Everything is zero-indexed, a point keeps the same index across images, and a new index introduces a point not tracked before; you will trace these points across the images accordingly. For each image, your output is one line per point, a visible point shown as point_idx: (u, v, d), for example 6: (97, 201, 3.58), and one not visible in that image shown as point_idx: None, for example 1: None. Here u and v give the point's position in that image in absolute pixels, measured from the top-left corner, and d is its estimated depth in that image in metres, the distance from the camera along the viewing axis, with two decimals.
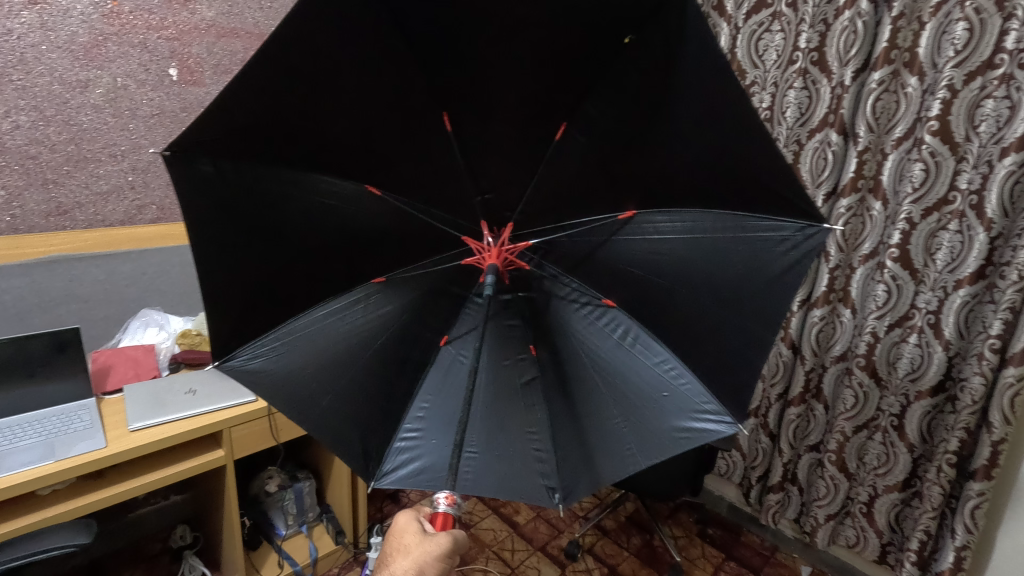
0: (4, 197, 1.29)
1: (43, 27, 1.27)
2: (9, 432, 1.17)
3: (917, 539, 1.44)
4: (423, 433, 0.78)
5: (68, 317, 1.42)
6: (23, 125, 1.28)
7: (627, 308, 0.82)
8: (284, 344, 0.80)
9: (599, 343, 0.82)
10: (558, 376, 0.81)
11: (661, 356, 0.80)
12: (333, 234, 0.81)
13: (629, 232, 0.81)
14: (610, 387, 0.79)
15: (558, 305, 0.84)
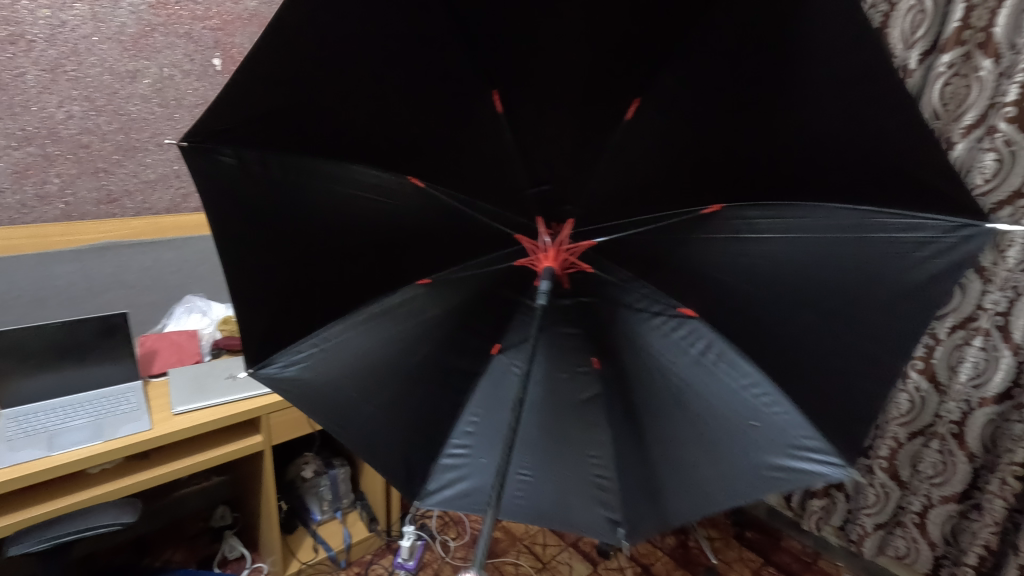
0: (58, 186, 1.34)
1: (94, 18, 1.28)
2: (63, 412, 1.22)
3: (975, 554, 1.35)
4: (470, 452, 0.79)
5: (117, 303, 1.44)
6: (76, 114, 1.31)
7: (707, 320, 0.78)
8: (324, 352, 0.78)
9: (676, 359, 0.78)
10: (631, 396, 0.79)
11: (752, 377, 0.75)
12: (371, 226, 0.79)
13: (715, 228, 0.75)
14: (693, 411, 0.76)
15: (626, 315, 0.82)
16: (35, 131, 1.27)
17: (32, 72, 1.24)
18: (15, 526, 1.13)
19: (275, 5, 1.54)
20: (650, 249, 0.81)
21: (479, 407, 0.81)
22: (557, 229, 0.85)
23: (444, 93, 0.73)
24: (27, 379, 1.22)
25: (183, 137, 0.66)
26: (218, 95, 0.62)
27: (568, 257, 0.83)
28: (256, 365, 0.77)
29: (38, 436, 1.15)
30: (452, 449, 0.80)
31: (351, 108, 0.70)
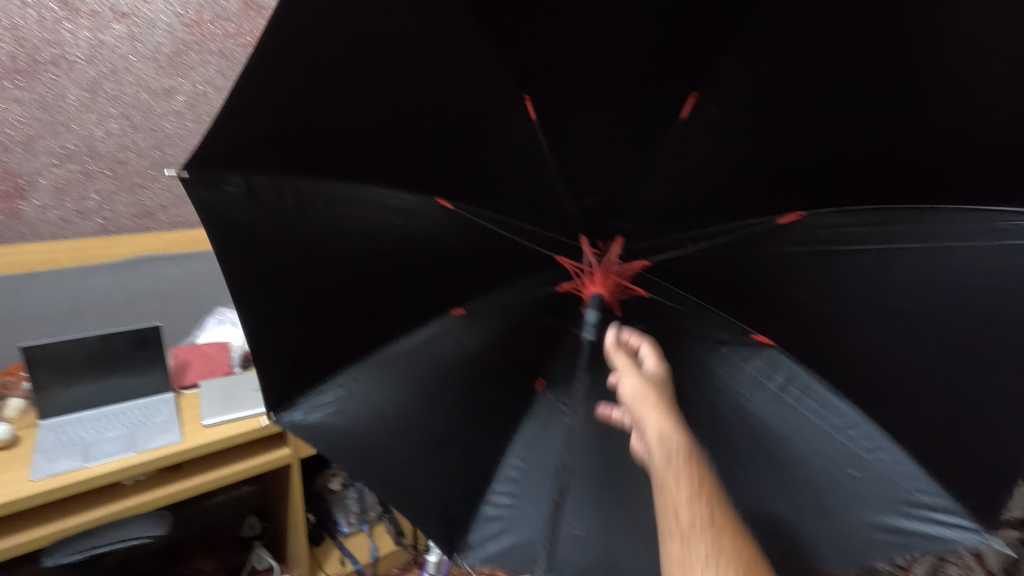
0: (98, 201, 1.37)
1: (131, 38, 1.31)
2: (97, 424, 1.23)
3: None
4: (518, 502, 0.80)
5: (151, 314, 1.45)
6: (114, 131, 1.34)
7: (787, 349, 0.76)
8: (350, 393, 0.77)
9: (758, 397, 0.77)
10: (717, 439, 0.76)
11: (849, 419, 0.74)
12: (391, 249, 0.77)
13: (795, 236, 0.72)
14: (788, 453, 0.75)
15: (692, 345, 0.79)
16: (75, 149, 1.30)
17: (73, 92, 1.27)
18: (50, 537, 1.14)
19: None
20: (703, 270, 0.77)
21: (523, 451, 0.82)
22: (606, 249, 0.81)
23: (478, 101, 0.70)
24: (64, 390, 1.24)
25: (184, 164, 0.64)
26: (215, 120, 0.59)
27: (620, 282, 0.80)
28: (277, 411, 0.76)
29: (74, 448, 1.16)
30: (496, 498, 0.81)
31: (381, 121, 0.68)
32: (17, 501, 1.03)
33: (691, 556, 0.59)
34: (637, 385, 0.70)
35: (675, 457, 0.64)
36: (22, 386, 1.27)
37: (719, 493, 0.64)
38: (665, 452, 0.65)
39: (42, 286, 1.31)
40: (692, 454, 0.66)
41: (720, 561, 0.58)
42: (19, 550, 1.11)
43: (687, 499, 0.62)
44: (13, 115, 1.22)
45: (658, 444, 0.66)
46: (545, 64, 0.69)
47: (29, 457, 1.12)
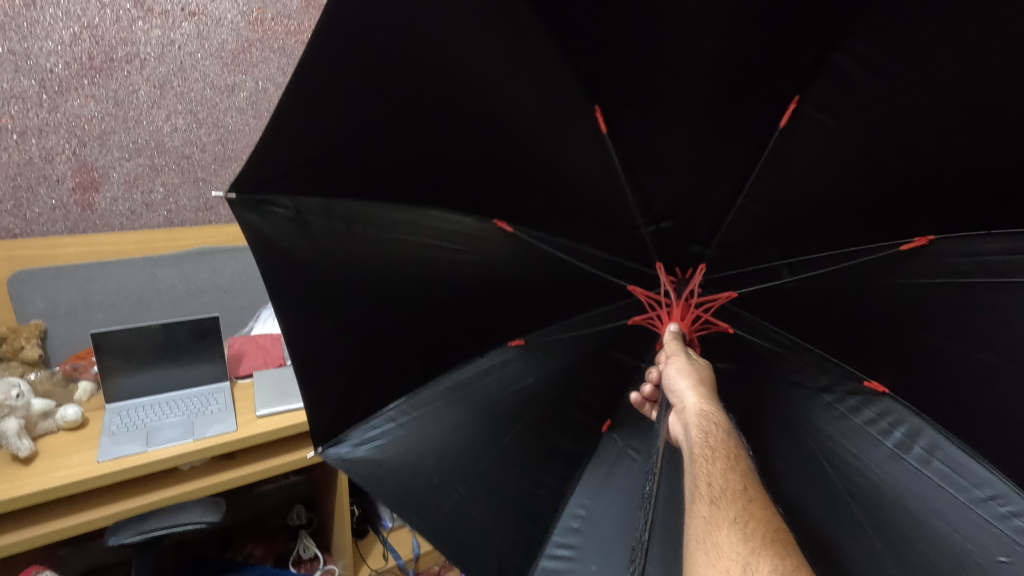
0: (163, 195, 1.40)
1: (199, 36, 1.33)
2: (157, 410, 1.27)
3: None
4: (580, 555, 0.77)
5: (211, 305, 1.52)
6: (180, 127, 1.37)
7: (905, 399, 0.68)
8: (401, 426, 0.77)
9: (868, 454, 0.69)
10: (825, 503, 0.69)
11: (993, 489, 0.64)
12: (442, 273, 0.74)
13: (917, 265, 0.64)
14: (911, 519, 0.66)
15: (791, 394, 0.74)
16: (144, 143, 1.33)
17: (144, 89, 1.30)
18: (114, 516, 1.18)
19: None
20: (793, 302, 0.72)
21: (585, 497, 0.79)
22: (683, 276, 0.77)
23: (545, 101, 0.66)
24: (130, 376, 1.28)
25: (228, 189, 0.63)
26: None
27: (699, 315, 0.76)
28: (325, 444, 0.76)
29: (138, 431, 1.20)
30: (557, 550, 0.78)
31: (447, 123, 0.64)
32: (87, 480, 1.07)
33: (716, 515, 0.57)
34: (683, 367, 0.70)
35: (711, 435, 0.63)
36: (92, 370, 1.33)
37: (752, 469, 0.62)
38: (700, 430, 0.64)
39: (114, 275, 1.36)
40: (730, 435, 0.64)
41: (745, 522, 0.57)
42: (86, 526, 1.15)
43: (720, 470, 0.60)
44: (89, 110, 1.26)
45: (696, 422, 0.65)
46: (622, 60, 0.63)
47: (96, 439, 1.17)
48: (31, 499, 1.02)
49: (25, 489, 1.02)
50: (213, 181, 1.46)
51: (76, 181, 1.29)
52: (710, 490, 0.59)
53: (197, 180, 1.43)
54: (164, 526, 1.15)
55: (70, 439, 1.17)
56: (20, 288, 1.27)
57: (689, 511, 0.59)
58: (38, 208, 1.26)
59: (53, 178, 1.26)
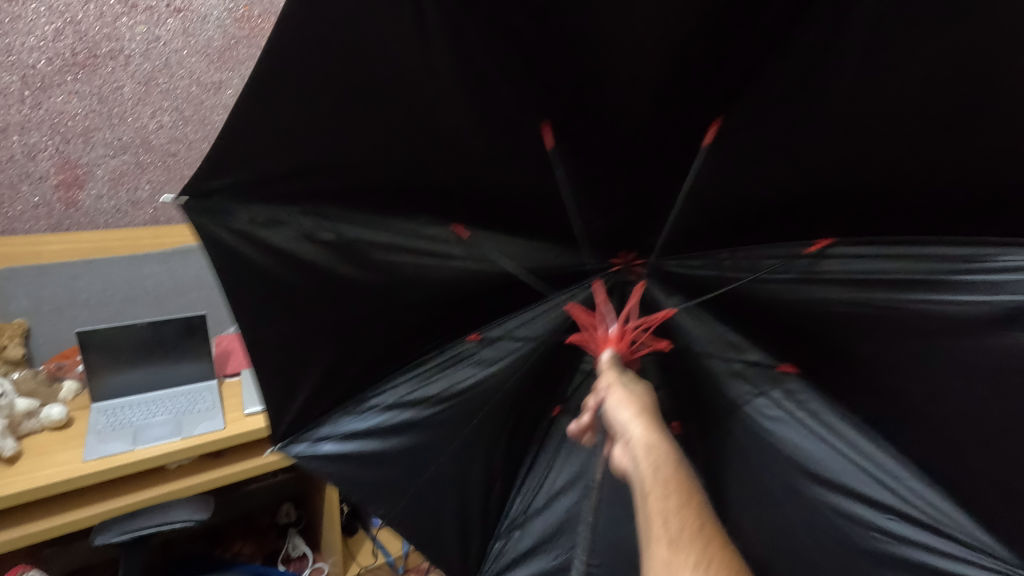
0: (149, 192, 1.39)
1: (185, 33, 1.32)
2: (144, 408, 1.27)
3: None
4: (531, 509, 0.90)
5: (199, 302, 1.49)
6: (166, 124, 1.36)
7: (803, 376, 0.77)
8: (358, 424, 0.81)
9: (771, 422, 0.78)
10: (734, 462, 0.80)
11: (871, 449, 0.75)
12: (405, 279, 0.74)
13: (822, 266, 0.71)
14: (802, 474, 0.77)
15: (716, 376, 0.80)
16: (130, 141, 1.33)
17: (129, 86, 1.29)
18: (100, 515, 1.18)
19: None
20: (734, 300, 0.76)
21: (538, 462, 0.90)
22: (628, 260, 0.79)
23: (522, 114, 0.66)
24: (116, 374, 1.28)
25: (181, 192, 0.62)
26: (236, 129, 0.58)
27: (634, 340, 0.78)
28: (286, 444, 0.80)
29: (124, 430, 1.20)
30: (513, 505, 0.91)
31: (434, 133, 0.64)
32: (73, 479, 1.07)
33: (677, 560, 0.52)
34: (625, 398, 0.69)
35: (664, 469, 0.60)
36: (77, 369, 1.32)
37: (710, 509, 0.59)
38: (652, 463, 0.61)
39: (99, 273, 1.35)
40: (682, 468, 0.61)
41: (707, 566, 0.51)
42: (72, 526, 1.15)
43: (676, 508, 0.56)
44: (72, 107, 1.25)
45: (645, 455, 0.63)
46: None
47: (83, 437, 1.16)
48: (15, 497, 1.02)
49: (10, 488, 1.01)
50: None
51: (59, 178, 1.28)
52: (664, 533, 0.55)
53: (185, 177, 1.42)
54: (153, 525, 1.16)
55: (56, 438, 1.17)
56: (3, 286, 1.26)
57: (645, 556, 0.54)
58: (22, 206, 1.26)
59: (36, 175, 1.26)
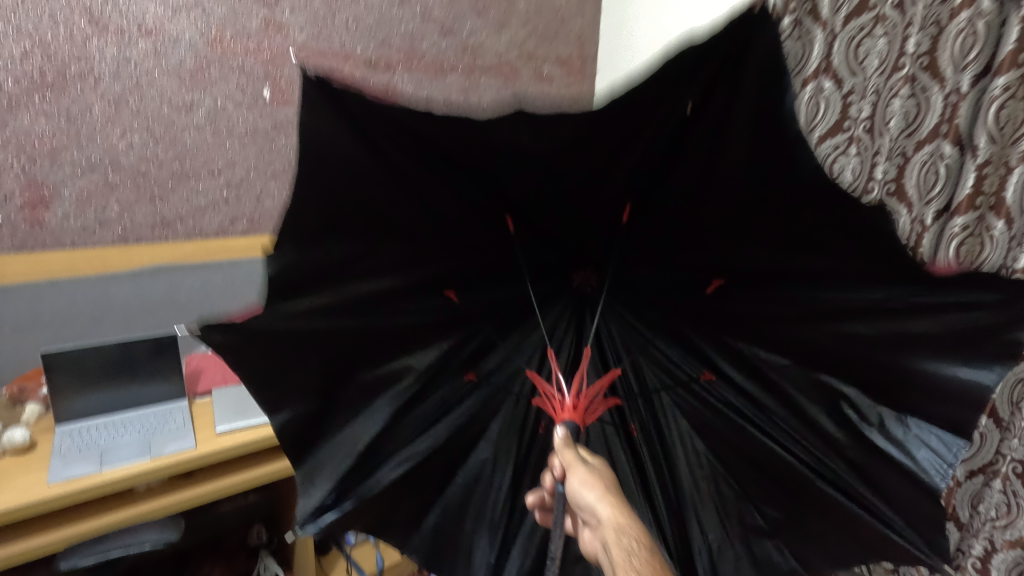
0: (117, 212, 1.39)
1: (156, 54, 1.35)
2: (113, 429, 1.26)
3: (981, 548, 1.32)
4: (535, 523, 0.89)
5: (168, 321, 1.51)
6: (136, 144, 1.37)
7: (726, 380, 0.84)
8: (372, 479, 0.78)
9: (700, 417, 0.87)
10: (685, 453, 0.88)
11: (801, 440, 0.79)
12: (409, 327, 0.80)
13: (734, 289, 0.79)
14: (733, 462, 0.85)
15: (652, 378, 0.89)
16: (98, 161, 1.33)
17: (98, 106, 1.31)
18: (62, 543, 1.13)
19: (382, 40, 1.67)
20: (662, 309, 0.86)
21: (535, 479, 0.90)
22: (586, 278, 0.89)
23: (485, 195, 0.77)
24: (82, 396, 1.27)
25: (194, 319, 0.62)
26: None
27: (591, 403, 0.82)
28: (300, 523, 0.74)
29: (90, 452, 1.18)
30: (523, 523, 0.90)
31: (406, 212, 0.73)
32: (36, 504, 1.04)
33: None
34: (587, 478, 0.70)
35: (637, 556, 0.63)
36: (42, 391, 1.31)
37: None
38: (623, 549, 0.64)
39: (64, 293, 1.35)
40: (656, 554, 0.63)
41: None
42: (29, 556, 1.09)
43: None
44: (39, 127, 1.25)
45: (616, 541, 0.65)
46: None
47: (47, 461, 1.14)
48: None
49: None
50: (170, 199, 1.45)
51: (24, 199, 1.27)
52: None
53: (154, 198, 1.42)
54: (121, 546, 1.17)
55: (18, 462, 1.15)
56: None
57: None
58: None
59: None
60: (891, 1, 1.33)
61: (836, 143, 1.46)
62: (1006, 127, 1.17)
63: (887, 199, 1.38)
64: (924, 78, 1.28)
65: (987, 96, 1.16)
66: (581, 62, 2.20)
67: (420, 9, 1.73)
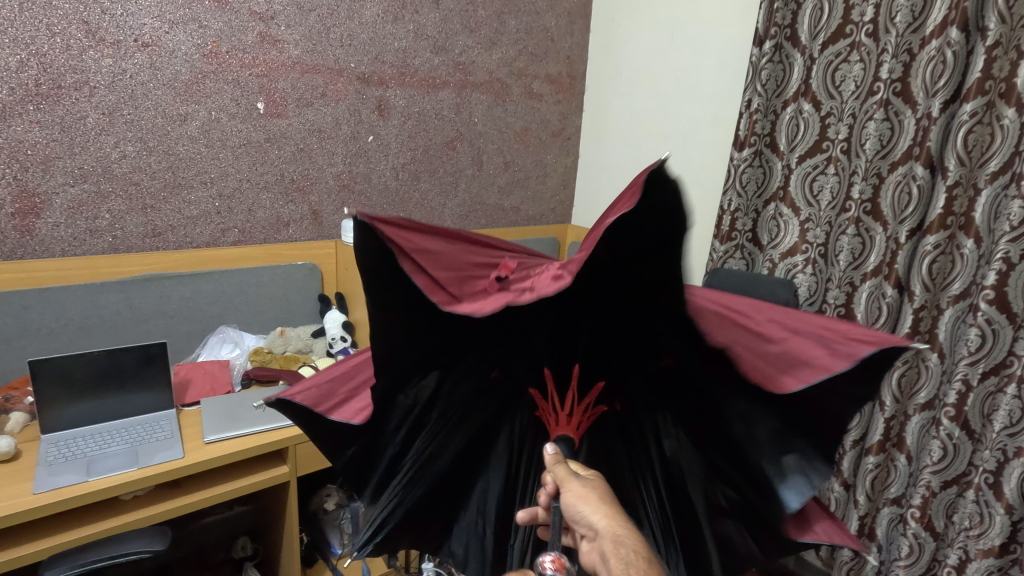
0: (109, 221, 1.40)
1: (151, 67, 1.37)
2: (99, 439, 1.25)
3: (956, 555, 1.36)
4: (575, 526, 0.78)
5: (156, 332, 1.51)
6: (129, 154, 1.38)
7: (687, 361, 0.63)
8: (413, 508, 0.70)
9: (668, 395, 0.68)
10: (654, 426, 0.70)
11: (753, 423, 0.62)
12: (374, 355, 0.64)
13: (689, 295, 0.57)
14: (702, 443, 0.67)
15: (623, 348, 0.69)
16: (91, 170, 1.34)
17: (92, 116, 1.32)
18: (47, 552, 1.11)
19: (377, 58, 1.72)
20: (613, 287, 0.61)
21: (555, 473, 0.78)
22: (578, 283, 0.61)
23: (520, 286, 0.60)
24: (68, 406, 1.26)
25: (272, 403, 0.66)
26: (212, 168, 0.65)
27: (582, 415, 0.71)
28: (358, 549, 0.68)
29: (76, 461, 1.17)
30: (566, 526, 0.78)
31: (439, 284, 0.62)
32: (21, 512, 1.03)
33: None
34: (581, 492, 0.65)
35: (634, 568, 0.62)
36: (26, 400, 1.31)
37: None
38: (621, 560, 0.62)
39: (53, 303, 1.35)
40: (654, 565, 0.62)
41: None
42: (13, 564, 1.08)
43: None
44: (32, 136, 1.27)
45: (614, 552, 0.63)
46: None
47: (32, 471, 1.13)
48: None
49: None
50: (162, 208, 1.46)
51: (15, 207, 1.28)
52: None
53: (146, 207, 1.44)
54: (102, 558, 1.09)
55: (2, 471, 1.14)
56: None
57: None
58: None
59: None
60: (865, 30, 1.40)
61: (814, 163, 1.52)
62: (972, 151, 1.24)
63: (864, 217, 1.44)
64: (896, 100, 1.35)
65: (956, 122, 1.24)
66: (570, 80, 2.28)
67: (414, 27, 1.78)
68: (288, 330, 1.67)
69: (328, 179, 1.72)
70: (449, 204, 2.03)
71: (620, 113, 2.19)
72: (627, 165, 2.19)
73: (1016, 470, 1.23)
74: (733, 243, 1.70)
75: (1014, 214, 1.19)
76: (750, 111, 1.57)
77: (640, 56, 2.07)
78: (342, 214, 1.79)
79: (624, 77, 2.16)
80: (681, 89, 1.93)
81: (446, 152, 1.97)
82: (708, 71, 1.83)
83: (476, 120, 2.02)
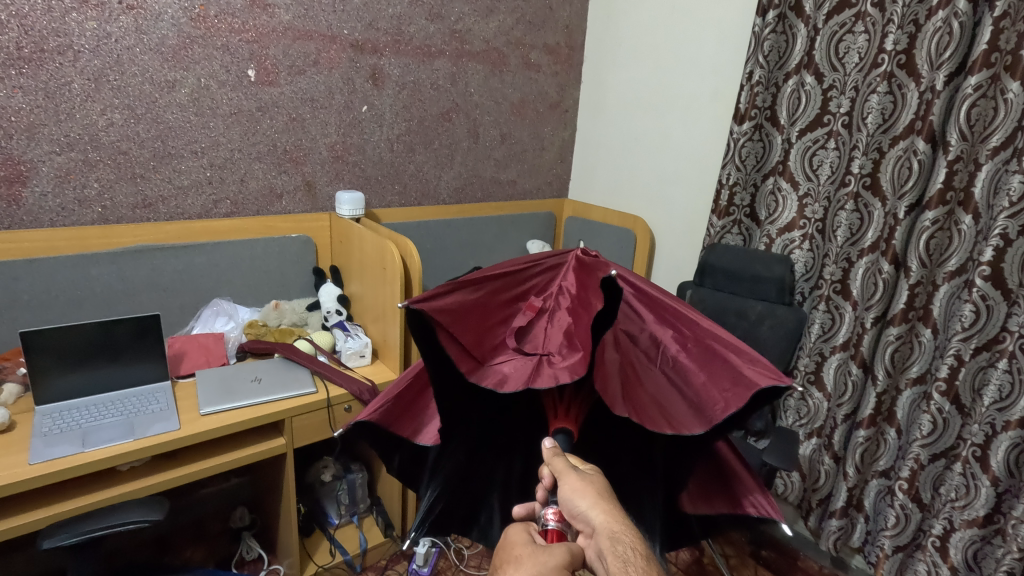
0: (98, 190, 1.37)
1: (137, 30, 1.32)
2: (94, 410, 1.25)
3: (940, 526, 1.38)
4: None
5: (149, 304, 1.49)
6: (116, 121, 1.34)
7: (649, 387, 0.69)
8: (456, 496, 0.78)
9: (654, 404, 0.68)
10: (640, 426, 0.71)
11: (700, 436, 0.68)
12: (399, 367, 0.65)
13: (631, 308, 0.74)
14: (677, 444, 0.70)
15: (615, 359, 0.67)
16: (77, 137, 1.31)
17: (77, 81, 1.28)
18: (46, 521, 1.12)
19: (371, 26, 1.67)
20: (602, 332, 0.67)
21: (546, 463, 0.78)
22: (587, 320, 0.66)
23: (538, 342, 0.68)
24: (61, 378, 1.25)
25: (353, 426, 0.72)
26: None
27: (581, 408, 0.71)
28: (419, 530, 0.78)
29: (71, 432, 1.17)
30: None
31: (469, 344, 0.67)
32: (18, 482, 1.03)
33: None
34: (578, 486, 0.64)
35: (633, 565, 0.59)
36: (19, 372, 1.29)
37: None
38: (618, 557, 0.60)
39: (42, 274, 1.32)
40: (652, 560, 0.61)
41: None
42: (13, 534, 1.08)
43: None
44: (15, 101, 1.22)
45: (614, 551, 0.61)
46: None
47: (26, 442, 1.13)
48: None
49: None
50: (151, 177, 1.43)
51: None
52: (527, 556, 0.60)
53: (136, 176, 1.41)
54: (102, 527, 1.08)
55: None
56: None
57: None
58: None
59: None
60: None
61: (815, 137, 1.51)
62: (975, 125, 1.22)
63: (863, 192, 1.43)
64: (900, 73, 1.32)
65: (959, 96, 1.22)
66: (568, 51, 2.23)
67: None
68: (283, 303, 1.65)
69: (321, 150, 1.68)
70: (444, 177, 2.00)
71: (618, 86, 2.15)
72: (625, 140, 2.15)
73: (1005, 443, 1.25)
74: (731, 218, 1.68)
75: (1013, 190, 1.18)
76: (751, 83, 1.54)
77: (640, 26, 2.02)
78: (337, 186, 1.75)
79: (624, 49, 2.11)
80: (681, 62, 1.89)
81: (442, 123, 1.93)
82: (709, 44, 1.80)
83: (472, 91, 1.98)
